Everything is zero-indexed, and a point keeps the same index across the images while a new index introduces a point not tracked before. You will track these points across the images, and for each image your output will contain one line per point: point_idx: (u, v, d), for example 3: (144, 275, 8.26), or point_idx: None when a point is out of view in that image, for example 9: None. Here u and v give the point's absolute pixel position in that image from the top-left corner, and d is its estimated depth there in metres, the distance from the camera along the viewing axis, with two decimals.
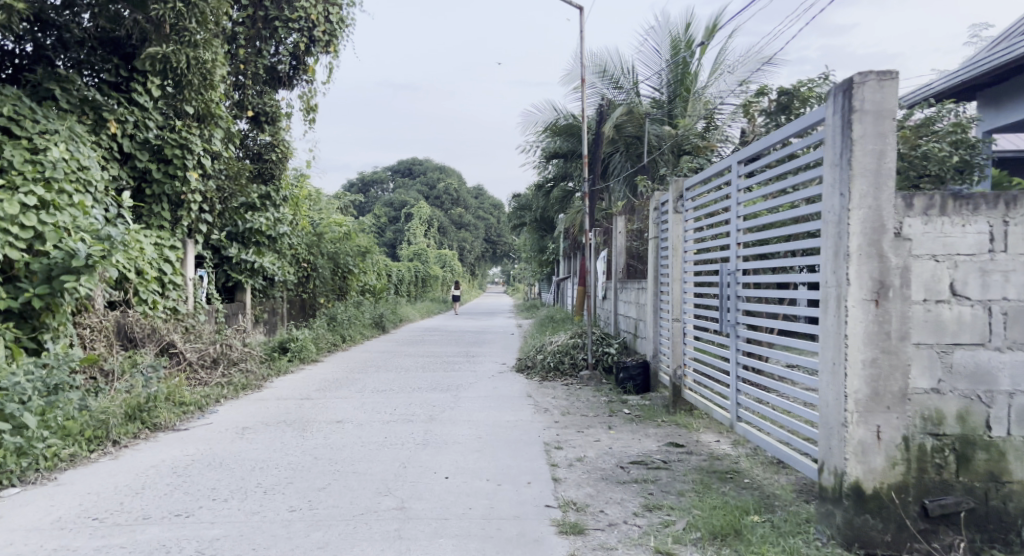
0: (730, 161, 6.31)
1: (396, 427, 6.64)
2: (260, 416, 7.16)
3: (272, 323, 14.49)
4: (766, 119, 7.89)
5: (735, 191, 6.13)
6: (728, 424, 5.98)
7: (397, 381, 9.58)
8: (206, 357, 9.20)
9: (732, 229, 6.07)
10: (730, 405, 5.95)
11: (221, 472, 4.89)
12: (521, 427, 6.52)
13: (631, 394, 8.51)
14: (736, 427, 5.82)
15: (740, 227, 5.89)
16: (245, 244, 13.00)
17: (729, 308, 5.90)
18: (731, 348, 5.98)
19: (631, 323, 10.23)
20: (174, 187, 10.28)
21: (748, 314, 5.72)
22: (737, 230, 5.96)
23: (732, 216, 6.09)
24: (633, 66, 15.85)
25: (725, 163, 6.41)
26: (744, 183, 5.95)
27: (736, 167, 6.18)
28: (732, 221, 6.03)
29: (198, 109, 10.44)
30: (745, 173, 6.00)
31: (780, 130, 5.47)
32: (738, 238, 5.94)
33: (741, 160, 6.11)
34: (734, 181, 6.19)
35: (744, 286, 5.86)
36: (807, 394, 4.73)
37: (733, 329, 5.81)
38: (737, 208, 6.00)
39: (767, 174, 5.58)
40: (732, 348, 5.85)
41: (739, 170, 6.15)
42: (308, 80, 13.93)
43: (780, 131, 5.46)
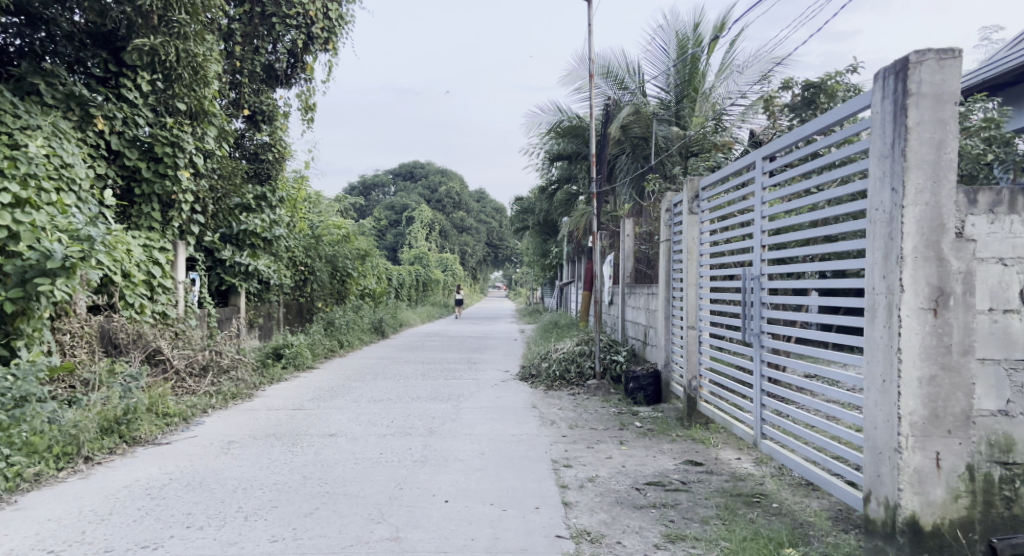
0: (754, 158, 5.90)
1: (393, 441, 6.22)
2: (248, 428, 6.74)
3: (268, 328, 14.07)
4: (789, 115, 7.50)
5: (759, 189, 5.71)
6: (751, 442, 5.53)
7: (395, 390, 9.15)
8: (194, 365, 8.76)
9: (755, 230, 5.65)
10: (753, 420, 5.53)
11: (199, 494, 4.48)
12: (527, 442, 6.09)
13: (641, 405, 8.09)
14: (760, 445, 5.38)
15: (764, 228, 5.46)
16: (240, 247, 12.56)
17: (753, 316, 5.47)
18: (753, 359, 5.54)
19: (640, 330, 9.81)
20: (164, 187, 9.84)
21: (773, 323, 5.31)
22: (760, 232, 5.53)
23: (755, 216, 5.67)
24: (639, 66, 15.41)
25: (748, 160, 6.00)
26: (769, 181, 5.52)
27: (761, 163, 5.75)
28: (755, 222, 5.60)
29: (190, 106, 10.06)
30: (771, 170, 5.57)
31: (810, 123, 5.06)
32: (762, 239, 5.51)
33: (766, 156, 5.69)
34: (758, 178, 5.77)
35: (769, 291, 5.43)
36: (847, 414, 4.29)
37: (756, 339, 5.38)
38: (761, 207, 5.58)
39: (797, 170, 5.15)
40: (754, 360, 5.42)
41: (764, 167, 5.72)
42: (307, 79, 13.56)
43: (811, 124, 5.05)
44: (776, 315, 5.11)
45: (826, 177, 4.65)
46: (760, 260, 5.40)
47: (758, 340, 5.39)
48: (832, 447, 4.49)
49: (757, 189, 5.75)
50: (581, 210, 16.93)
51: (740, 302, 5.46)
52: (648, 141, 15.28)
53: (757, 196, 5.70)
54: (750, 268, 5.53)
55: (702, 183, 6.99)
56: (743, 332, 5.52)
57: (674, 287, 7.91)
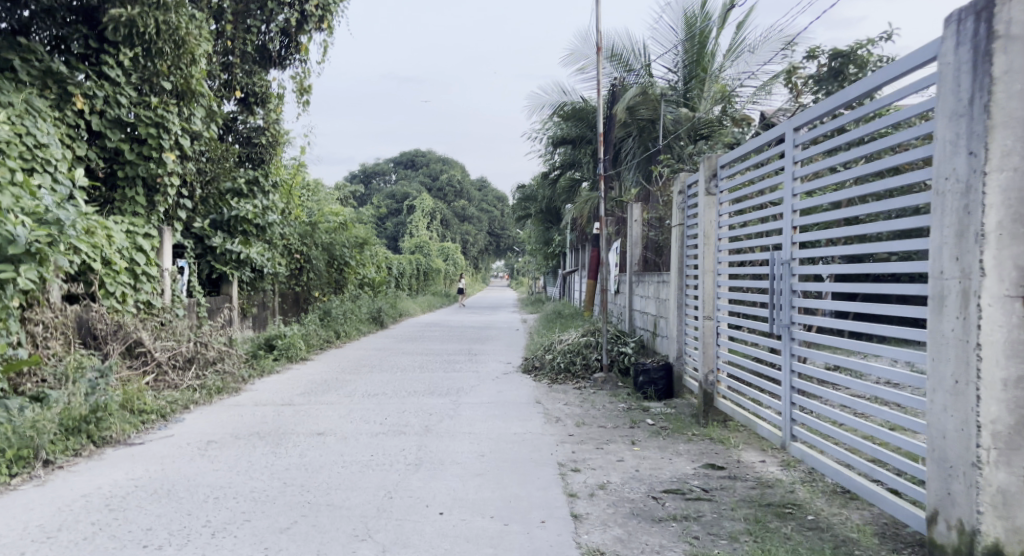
0: (784, 130, 5.36)
1: (386, 442, 5.72)
2: (231, 427, 6.27)
3: (262, 318, 13.58)
4: (815, 88, 6.99)
5: (790, 163, 5.17)
6: (779, 443, 5.01)
7: (391, 384, 8.66)
8: (177, 358, 8.18)
9: (784, 210, 5.12)
10: (781, 421, 5.01)
11: (164, 504, 3.99)
12: (532, 443, 5.60)
13: (652, 400, 7.59)
14: (789, 448, 4.86)
15: (796, 207, 4.94)
16: (231, 234, 11.98)
17: (781, 306, 4.93)
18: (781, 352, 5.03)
19: (649, 321, 9.31)
20: (149, 170, 9.31)
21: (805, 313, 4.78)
22: (790, 211, 5.01)
23: (785, 193, 5.13)
24: (644, 47, 14.89)
25: (777, 133, 5.48)
26: (802, 154, 4.98)
27: (791, 134, 5.21)
28: (786, 201, 5.08)
29: (176, 85, 9.58)
30: (804, 141, 5.03)
31: (851, 87, 4.53)
32: (793, 219, 4.99)
33: (797, 127, 5.15)
34: (788, 151, 5.24)
35: (800, 278, 4.90)
36: (899, 417, 3.78)
37: (782, 330, 4.89)
38: (792, 184, 5.04)
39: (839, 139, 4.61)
40: (783, 353, 4.92)
41: (796, 139, 5.18)
42: (302, 60, 13.04)
43: (852, 89, 4.52)
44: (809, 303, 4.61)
45: (874, 146, 4.12)
46: (790, 242, 4.88)
47: (787, 331, 4.89)
48: (879, 453, 3.97)
49: (787, 163, 5.21)
50: (586, 196, 16.40)
51: (768, 289, 4.97)
52: (654, 124, 14.73)
53: (787, 171, 5.17)
54: (777, 251, 5.03)
55: (720, 160, 6.48)
56: (769, 323, 5.02)
57: (687, 273, 7.43)
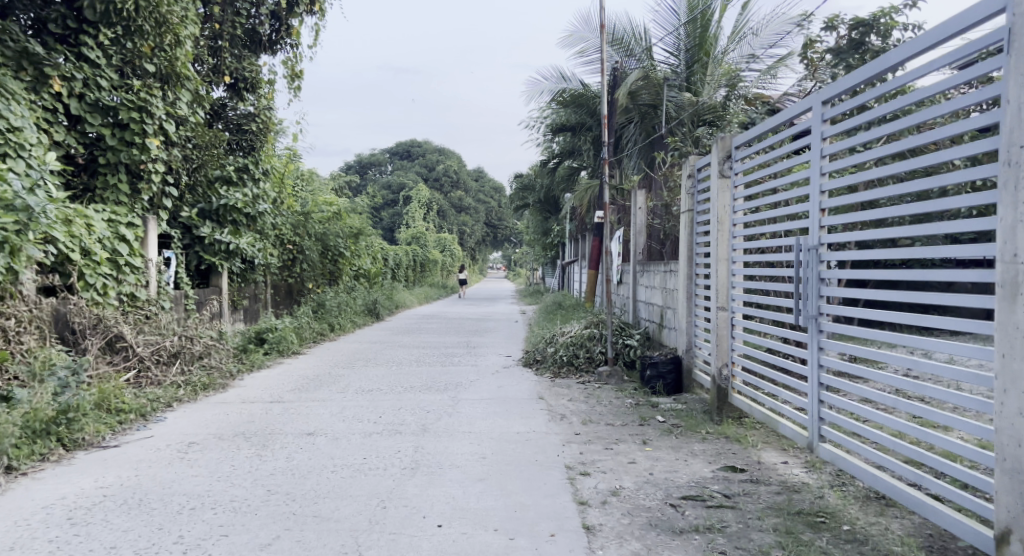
0: (810, 104, 4.93)
1: (380, 443, 5.35)
2: (215, 426, 5.90)
3: (253, 311, 13.19)
4: (834, 61, 6.61)
5: (817, 140, 4.75)
6: (805, 445, 4.61)
7: (386, 379, 8.29)
8: (160, 353, 7.72)
9: (811, 191, 4.72)
10: (807, 420, 4.64)
11: (133, 517, 3.63)
12: (536, 444, 5.23)
13: (660, 395, 7.22)
14: (817, 450, 4.45)
15: (824, 187, 4.55)
16: (221, 224, 11.51)
17: (807, 296, 4.54)
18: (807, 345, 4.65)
19: (655, 312, 8.95)
20: (131, 156, 8.89)
21: (834, 303, 4.41)
22: (818, 192, 4.62)
23: (812, 173, 4.73)
24: (644, 30, 14.50)
25: (802, 108, 5.05)
26: (831, 129, 4.57)
27: (818, 108, 4.79)
28: (813, 181, 4.68)
29: (160, 67, 9.19)
30: (833, 115, 4.61)
31: (892, 52, 4.14)
32: (820, 202, 4.60)
33: (825, 100, 4.73)
34: (815, 127, 4.82)
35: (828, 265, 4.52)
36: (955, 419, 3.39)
37: (804, 321, 4.54)
38: (820, 162, 4.64)
39: (879, 110, 4.20)
40: (810, 347, 4.55)
41: (823, 113, 4.76)
42: (294, 45, 12.67)
43: (894, 54, 4.12)
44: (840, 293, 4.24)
45: (925, 115, 3.74)
46: (817, 225, 4.50)
47: (813, 322, 4.52)
48: (928, 458, 3.58)
49: (814, 140, 4.79)
50: (586, 184, 16.12)
51: (792, 278, 4.60)
52: (656, 109, 14.30)
53: (814, 149, 4.75)
54: (801, 238, 4.65)
55: (735, 141, 6.08)
56: (792, 314, 4.66)
57: (697, 261, 7.07)
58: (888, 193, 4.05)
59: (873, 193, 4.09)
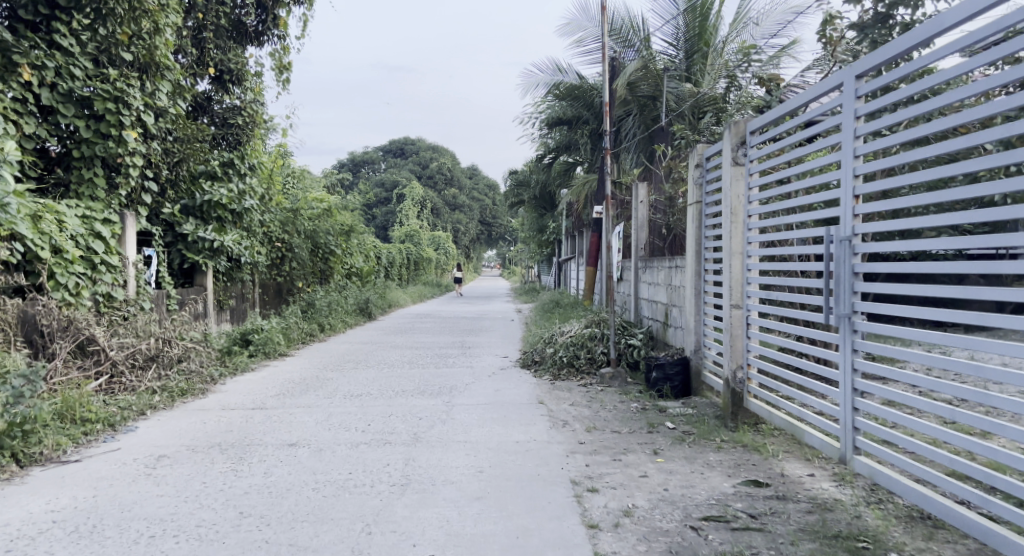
0: (841, 79, 4.44)
1: (367, 456, 4.93)
2: (190, 437, 5.45)
3: (240, 311, 12.71)
4: (857, 38, 6.17)
5: (849, 119, 4.26)
6: (836, 456, 4.18)
7: (377, 383, 7.85)
8: (135, 357, 7.21)
9: (842, 175, 4.24)
10: (837, 429, 4.21)
11: (81, 549, 3.20)
12: (537, 456, 4.80)
13: (667, 398, 6.80)
14: (852, 463, 4.01)
15: (858, 169, 4.07)
16: (205, 221, 11.02)
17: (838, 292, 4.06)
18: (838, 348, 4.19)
19: (659, 310, 8.53)
20: (108, 149, 8.38)
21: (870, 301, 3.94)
22: (851, 176, 4.13)
23: (844, 155, 4.24)
24: (643, 20, 14.11)
25: (832, 85, 4.56)
26: (866, 106, 4.09)
27: (851, 84, 4.29)
28: (845, 164, 4.19)
29: (138, 56, 8.72)
30: (868, 90, 4.12)
31: (937, 17, 3.67)
32: (853, 187, 4.12)
33: (859, 75, 4.24)
34: (847, 105, 4.33)
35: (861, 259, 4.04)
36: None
37: (837, 320, 4.07)
38: (853, 144, 4.16)
39: (922, 84, 3.74)
40: (842, 350, 4.09)
41: (857, 88, 4.27)
42: (281, 37, 12.23)
43: (940, 20, 3.64)
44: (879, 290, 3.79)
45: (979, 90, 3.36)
46: (849, 213, 4.04)
47: (845, 321, 4.04)
48: (992, 477, 3.14)
49: (847, 119, 4.29)
50: (582, 179, 15.73)
51: (823, 272, 4.12)
52: (655, 101, 13.90)
53: (847, 128, 4.26)
54: (832, 228, 4.19)
55: (751, 125, 5.62)
56: (822, 312, 4.18)
57: (706, 256, 6.67)
58: (926, 178, 3.69)
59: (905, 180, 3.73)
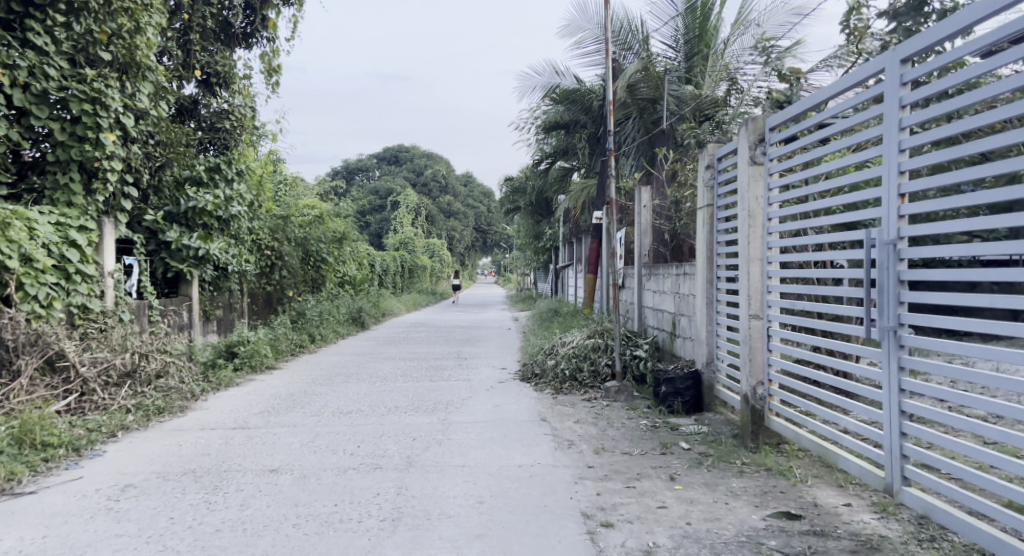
0: (884, 64, 3.85)
1: (355, 484, 4.49)
2: (162, 461, 4.98)
3: (228, 322, 12.24)
4: (891, 26, 5.72)
5: (893, 108, 3.69)
6: (879, 487, 3.68)
7: (368, 398, 7.40)
8: (108, 374, 6.75)
9: (885, 172, 3.70)
10: (878, 456, 3.74)
11: None
12: (543, 484, 4.37)
13: (678, 415, 6.37)
14: (902, 497, 3.49)
15: (903, 165, 3.54)
16: (190, 228, 10.53)
17: (884, 302, 3.50)
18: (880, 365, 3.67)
19: (665, 319, 8.12)
20: (84, 152, 7.88)
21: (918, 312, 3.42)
22: (895, 173, 3.59)
23: (886, 150, 3.69)
24: (641, 22, 13.69)
25: (873, 71, 3.98)
26: (913, 94, 3.53)
27: (895, 70, 3.71)
28: (889, 159, 3.65)
29: (117, 55, 8.20)
30: (916, 77, 3.54)
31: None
32: (899, 185, 3.57)
33: (904, 59, 3.66)
34: (891, 93, 3.75)
35: (906, 262, 3.48)
36: None
37: (879, 335, 3.53)
38: (898, 137, 3.60)
39: (975, 69, 3.20)
40: (887, 368, 3.54)
41: (902, 74, 3.69)
42: (270, 39, 11.81)
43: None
44: (932, 301, 3.26)
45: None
46: (895, 214, 3.52)
47: (890, 336, 3.51)
48: None
49: (889, 110, 3.72)
50: (581, 184, 15.43)
51: (862, 281, 3.56)
52: (656, 103, 13.53)
53: (889, 120, 3.70)
54: (872, 230, 3.66)
55: (770, 122, 5.21)
56: (861, 324, 3.65)
57: (718, 262, 6.27)
58: (949, 180, 3.30)
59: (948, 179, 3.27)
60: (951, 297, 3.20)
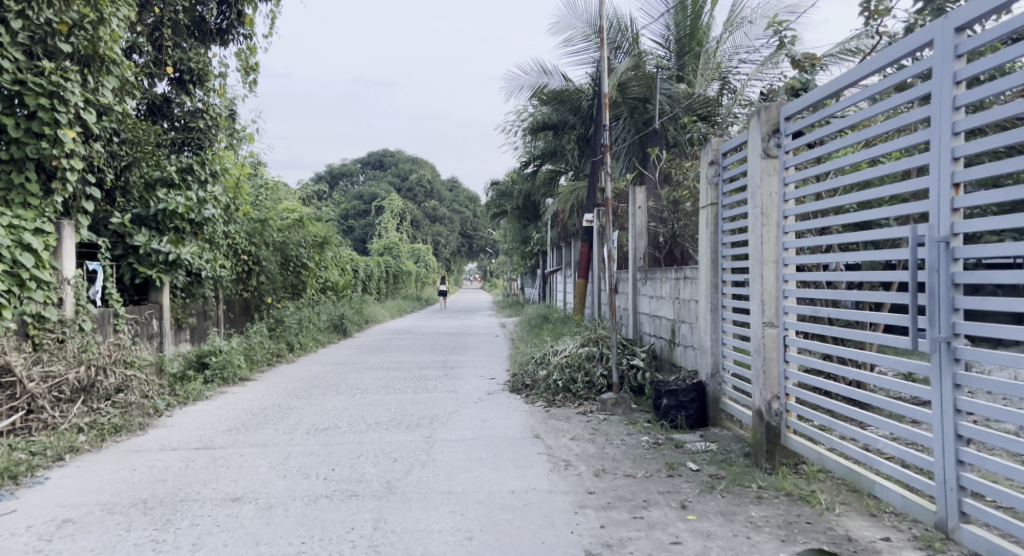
0: (932, 34, 3.25)
1: (327, 516, 3.97)
2: (110, 490, 4.42)
3: (201, 330, 11.66)
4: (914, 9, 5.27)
5: (944, 85, 3.10)
6: (930, 522, 3.20)
7: (347, 413, 6.87)
8: (60, 389, 6.17)
9: (932, 160, 3.17)
10: (927, 485, 3.26)
11: None
12: (538, 516, 3.87)
13: (681, 430, 5.91)
14: (960, 534, 3.03)
15: (957, 151, 3.01)
16: (160, 232, 9.89)
17: (935, 308, 3.02)
18: (930, 380, 3.20)
19: (663, 326, 7.66)
20: (41, 151, 7.06)
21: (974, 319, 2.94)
22: (945, 160, 3.08)
23: (935, 133, 3.14)
24: (630, 20, 13.20)
25: (921, 39, 3.36)
26: (969, 68, 2.95)
27: (946, 41, 3.11)
28: (938, 144, 3.11)
29: (79, 48, 7.47)
30: (974, 48, 2.94)
31: None
32: (951, 173, 3.05)
33: (960, 27, 3.04)
34: (940, 67, 3.16)
35: (959, 262, 2.99)
36: None
37: (931, 347, 3.09)
38: (950, 119, 3.05)
39: None
40: (940, 385, 3.07)
41: (955, 46, 3.08)
42: (248, 36, 11.24)
43: None
44: (992, 307, 2.78)
45: None
46: (946, 206, 3.05)
47: (942, 349, 3.05)
48: None
49: (939, 86, 3.14)
50: (569, 187, 14.96)
51: (909, 284, 3.09)
52: (647, 103, 13.15)
53: (939, 99, 3.13)
54: (920, 226, 3.19)
55: (785, 110, 4.76)
56: (908, 335, 3.19)
57: (723, 264, 5.82)
58: (991, 170, 2.82)
59: (998, 167, 2.77)
60: (1012, 302, 2.72)
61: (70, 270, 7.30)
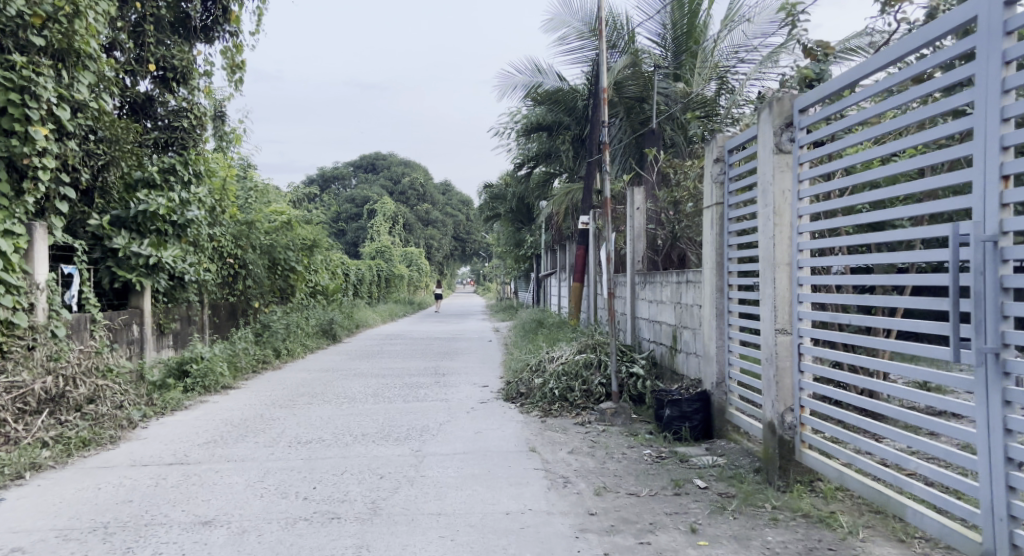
0: (975, 11, 2.93)
1: (305, 542, 3.62)
2: (69, 513, 4.06)
3: (185, 336, 11.28)
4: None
5: (992, 66, 2.79)
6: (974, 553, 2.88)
7: (332, 424, 6.52)
8: (25, 400, 5.80)
9: (977, 150, 2.86)
10: (967, 513, 2.94)
11: None
12: (536, 541, 3.54)
13: (685, 443, 5.58)
14: None
15: (1007, 140, 2.70)
16: (141, 234, 9.49)
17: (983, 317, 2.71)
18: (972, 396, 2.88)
19: (664, 332, 7.34)
20: (10, 147, 6.53)
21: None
22: (993, 151, 2.77)
23: (980, 121, 2.84)
24: (626, 18, 12.91)
25: (959, 18, 3.05)
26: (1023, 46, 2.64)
27: (994, 17, 2.80)
28: (986, 132, 2.80)
29: (52, 41, 7.01)
30: None
31: None
32: (1000, 164, 2.75)
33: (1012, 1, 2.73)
34: (986, 46, 2.85)
35: (1009, 264, 2.69)
36: None
37: (976, 358, 2.79)
38: (999, 104, 2.74)
39: None
40: (987, 401, 2.76)
41: (1004, 23, 2.77)
42: (234, 34, 10.87)
43: None
44: None
45: None
46: (994, 202, 2.75)
47: (990, 362, 2.74)
48: None
49: (985, 69, 2.84)
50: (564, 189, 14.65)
51: (951, 289, 2.78)
52: (644, 103, 12.87)
53: (986, 81, 2.82)
54: (961, 224, 2.88)
55: (799, 102, 4.45)
56: (948, 347, 2.88)
57: (729, 267, 5.49)
58: None
59: None
60: None
61: (40, 275, 6.90)
